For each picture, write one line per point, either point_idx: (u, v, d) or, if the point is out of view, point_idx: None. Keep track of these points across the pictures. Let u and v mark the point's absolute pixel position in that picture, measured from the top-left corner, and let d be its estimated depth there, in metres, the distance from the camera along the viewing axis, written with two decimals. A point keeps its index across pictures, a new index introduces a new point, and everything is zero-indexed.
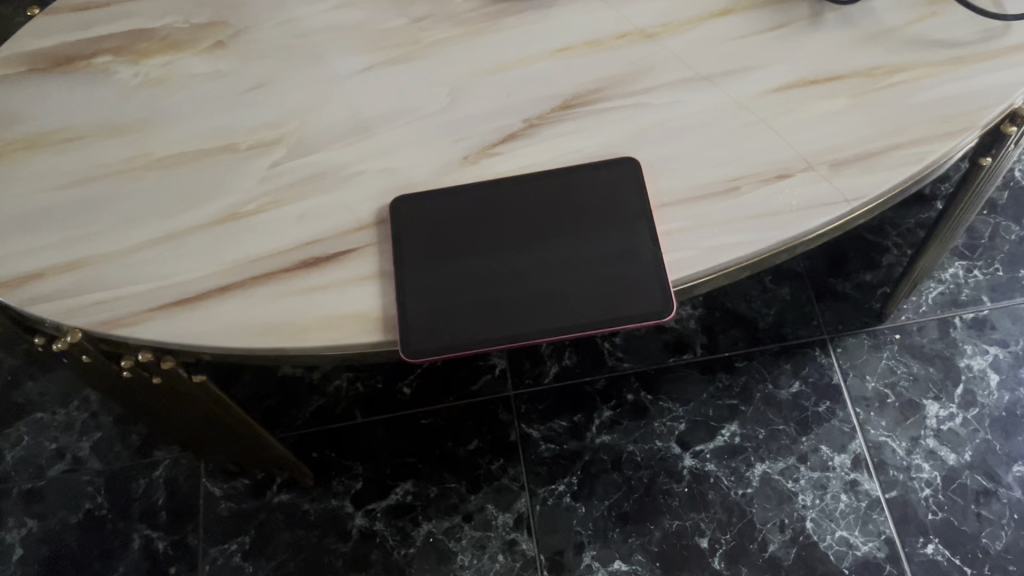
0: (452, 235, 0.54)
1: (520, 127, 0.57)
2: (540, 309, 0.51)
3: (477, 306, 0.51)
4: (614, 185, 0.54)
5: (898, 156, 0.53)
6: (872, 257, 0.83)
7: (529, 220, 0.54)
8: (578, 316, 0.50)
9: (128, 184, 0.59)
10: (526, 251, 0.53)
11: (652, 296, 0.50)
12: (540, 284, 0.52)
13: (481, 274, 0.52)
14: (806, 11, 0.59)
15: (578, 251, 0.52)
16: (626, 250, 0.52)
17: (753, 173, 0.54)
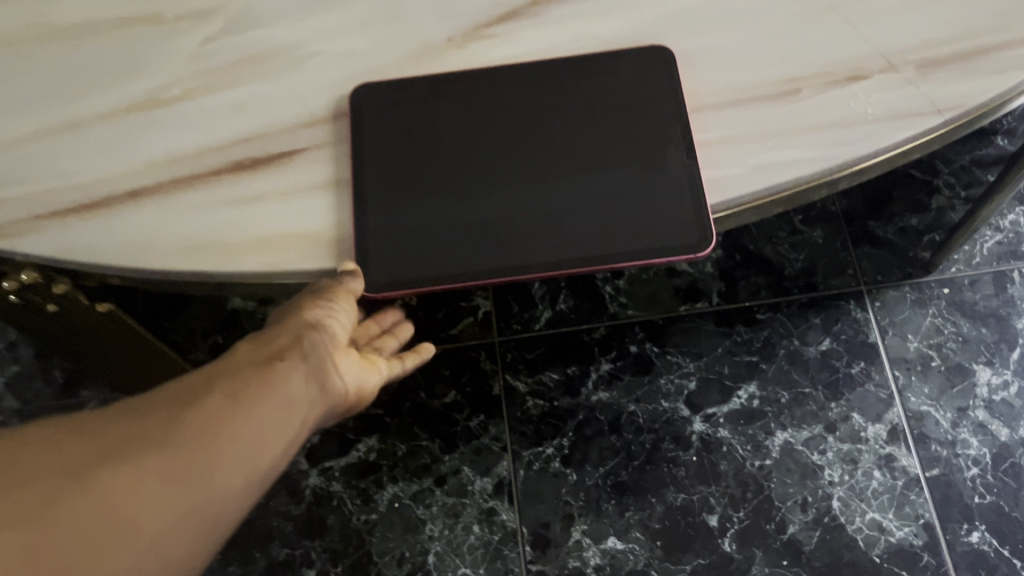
0: (428, 138, 0.42)
1: (521, 5, 0.45)
2: (539, 235, 0.39)
3: (457, 227, 0.40)
4: (639, 80, 0.42)
5: (1007, 57, 0.41)
6: (919, 199, 0.74)
7: (529, 120, 0.42)
8: (586, 245, 0.39)
9: (17, 58, 0.46)
10: (524, 160, 0.41)
11: (684, 222, 0.39)
12: (540, 202, 0.40)
13: (465, 188, 0.40)
14: None
15: (590, 162, 0.41)
16: (653, 162, 0.40)
17: (817, 72, 0.42)
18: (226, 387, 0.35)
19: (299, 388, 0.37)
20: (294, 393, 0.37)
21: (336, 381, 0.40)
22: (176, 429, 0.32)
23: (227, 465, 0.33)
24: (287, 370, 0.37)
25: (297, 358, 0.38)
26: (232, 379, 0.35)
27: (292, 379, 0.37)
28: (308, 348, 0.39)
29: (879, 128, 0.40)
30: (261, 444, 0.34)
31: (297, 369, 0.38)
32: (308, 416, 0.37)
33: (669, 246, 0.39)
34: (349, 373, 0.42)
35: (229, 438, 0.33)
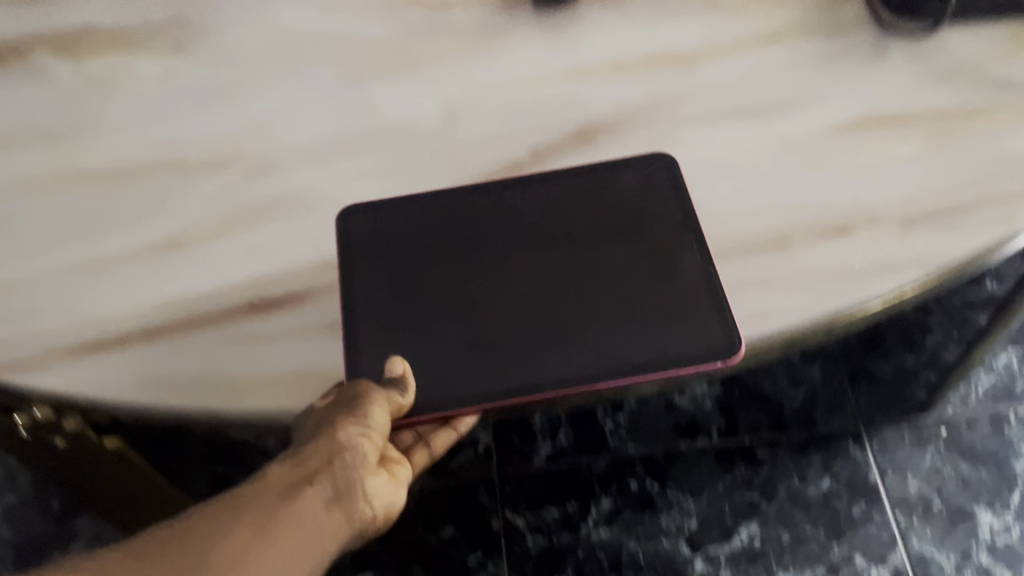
0: (412, 242, 0.45)
1: (525, 157, 0.48)
2: (545, 345, 0.41)
3: (482, 339, 0.41)
4: (654, 190, 0.45)
5: (985, 215, 0.43)
6: (913, 338, 0.76)
7: (549, 228, 0.45)
8: (613, 355, 0.40)
9: (47, 200, 0.49)
10: (544, 267, 0.43)
11: (707, 332, 0.41)
12: (547, 314, 0.42)
13: (453, 292, 0.43)
14: (869, 40, 0.50)
15: (598, 275, 0.43)
16: (672, 274, 0.42)
17: (804, 225, 0.44)
18: (249, 520, 0.37)
19: (323, 516, 0.39)
20: (318, 524, 0.39)
21: (364, 508, 0.41)
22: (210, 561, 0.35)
23: None
24: (313, 496, 0.39)
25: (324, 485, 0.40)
26: (259, 510, 0.37)
27: (315, 514, 0.39)
28: (338, 470, 0.40)
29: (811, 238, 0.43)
30: (282, 570, 0.37)
31: (322, 497, 0.39)
32: (330, 539, 0.39)
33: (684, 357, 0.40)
34: (377, 495, 0.43)
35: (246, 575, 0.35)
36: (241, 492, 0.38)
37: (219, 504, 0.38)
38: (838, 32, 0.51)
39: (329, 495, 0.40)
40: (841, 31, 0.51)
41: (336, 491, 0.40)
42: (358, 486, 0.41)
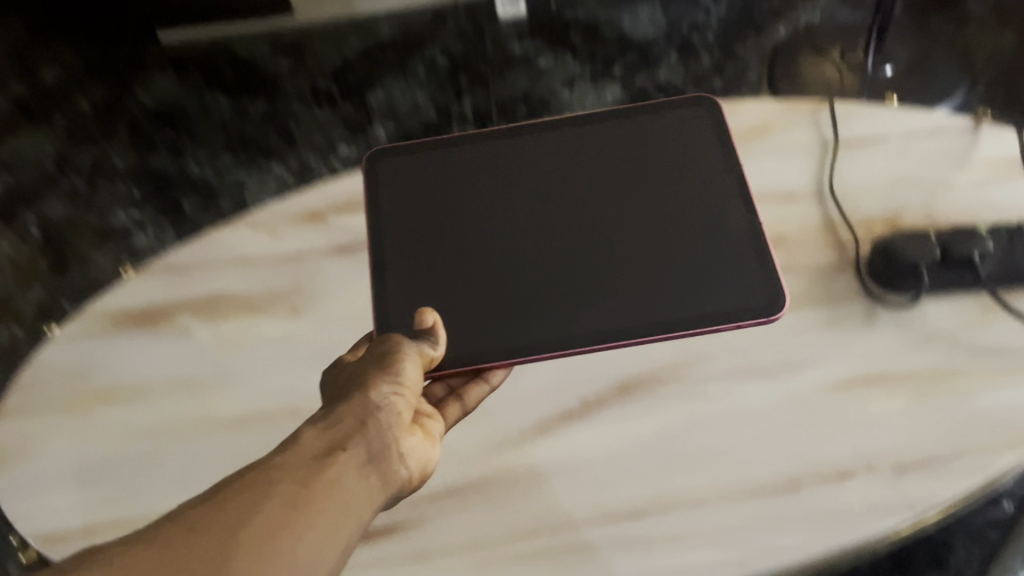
0: (529, 177, 0.64)
1: (576, 407, 0.59)
2: (573, 291, 0.58)
3: (582, 256, 0.60)
4: (694, 126, 0.65)
5: (962, 463, 0.54)
6: (939, 555, 0.81)
7: (626, 173, 0.63)
8: (683, 296, 0.57)
9: (189, 443, 0.61)
10: (624, 204, 0.62)
11: (755, 292, 0.57)
12: (612, 240, 0.60)
13: (478, 233, 0.62)
14: (859, 309, 0.61)
15: (619, 202, 0.62)
16: (689, 222, 0.60)
17: (810, 471, 0.54)
18: (284, 491, 0.41)
19: (359, 473, 0.45)
20: (352, 492, 0.44)
21: (399, 466, 0.48)
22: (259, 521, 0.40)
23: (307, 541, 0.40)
24: (347, 460, 0.45)
25: (358, 449, 0.46)
26: (294, 480, 0.42)
27: (350, 475, 0.44)
28: (370, 431, 0.47)
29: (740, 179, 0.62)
30: (337, 521, 0.42)
31: (356, 460, 0.45)
32: (370, 500, 0.45)
33: (708, 315, 0.56)
34: (412, 457, 0.50)
35: (283, 546, 0.39)
36: (274, 462, 0.44)
37: (245, 482, 0.42)
38: (834, 300, 0.62)
39: (364, 456, 0.46)
40: (835, 300, 0.62)
41: (370, 450, 0.47)
42: (391, 446, 0.48)
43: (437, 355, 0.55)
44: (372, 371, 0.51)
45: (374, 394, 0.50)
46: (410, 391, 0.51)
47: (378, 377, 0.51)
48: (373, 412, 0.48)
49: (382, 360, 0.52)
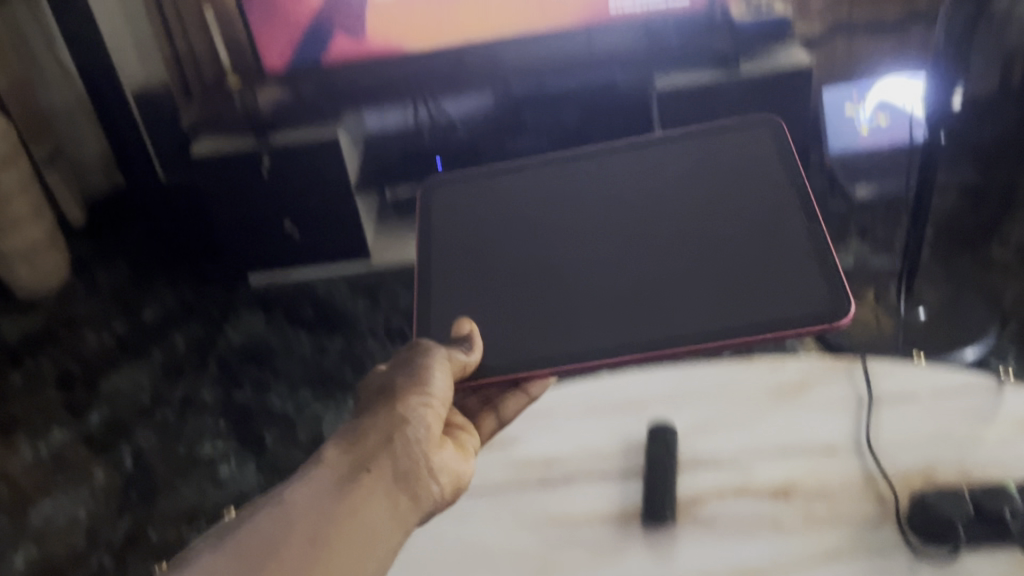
0: (629, 187, 0.88)
1: None
2: (636, 278, 0.80)
3: (689, 257, 0.80)
4: (758, 144, 0.87)
5: None
6: None
7: (712, 185, 0.85)
8: (766, 260, 0.77)
9: None
10: (717, 217, 0.82)
11: (820, 297, 0.74)
12: (709, 241, 0.81)
13: (556, 254, 0.85)
14: (904, 563, 0.66)
15: (680, 212, 0.84)
16: (729, 224, 0.81)
17: None
18: (317, 525, 0.63)
19: (392, 489, 0.66)
20: (373, 511, 0.65)
21: (428, 485, 0.69)
22: (307, 532, 0.62)
23: (338, 544, 0.62)
24: (372, 486, 0.66)
25: (385, 468, 0.67)
26: (326, 502, 0.64)
27: (376, 496, 0.65)
28: (396, 451, 0.68)
29: (767, 192, 0.83)
30: (365, 529, 0.64)
31: (386, 477, 0.67)
32: (394, 518, 0.66)
33: (746, 301, 0.75)
34: (443, 475, 0.71)
35: (324, 545, 0.62)
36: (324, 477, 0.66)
37: (284, 507, 0.64)
38: (880, 555, 0.67)
39: (390, 482, 0.67)
40: (881, 555, 0.67)
41: (397, 468, 0.68)
42: (421, 462, 0.69)
43: (470, 359, 0.75)
44: (412, 384, 0.72)
45: (404, 411, 0.70)
46: (438, 402, 0.72)
47: (410, 395, 0.71)
48: (403, 432, 0.69)
49: (416, 379, 0.72)
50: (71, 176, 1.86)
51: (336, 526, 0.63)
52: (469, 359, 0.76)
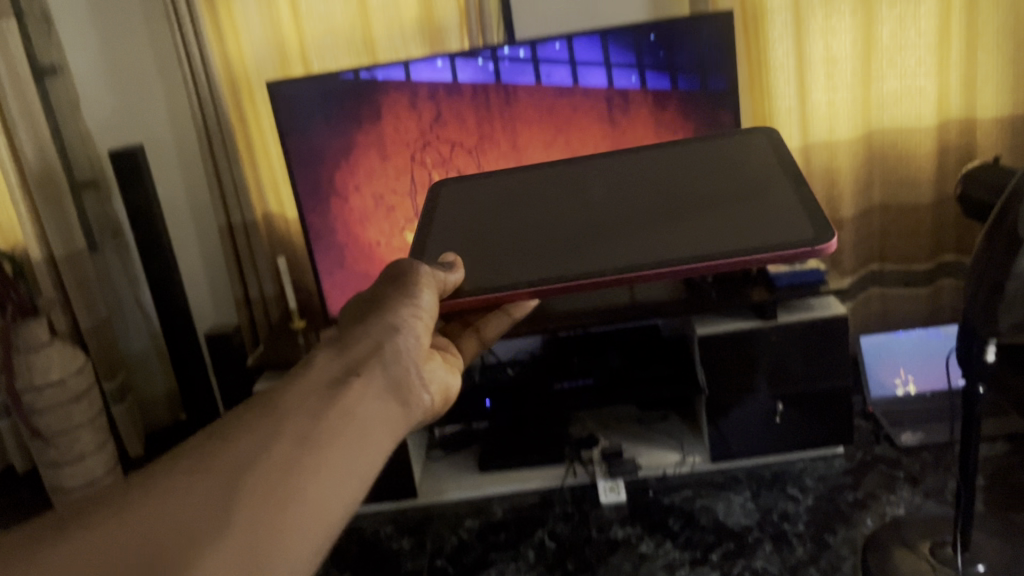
0: (626, 175, 0.84)
1: None
2: (643, 228, 0.75)
3: (670, 199, 0.79)
4: (754, 146, 0.84)
5: None
6: None
7: (707, 162, 0.83)
8: (753, 201, 0.76)
9: None
10: (707, 172, 0.81)
11: (805, 228, 0.70)
12: (693, 184, 0.80)
13: (559, 227, 0.78)
14: None
15: (684, 201, 0.78)
16: (712, 209, 0.76)
17: None
18: (298, 429, 0.56)
19: (378, 407, 0.62)
20: (369, 410, 0.61)
21: (421, 391, 0.67)
22: (275, 458, 0.53)
23: (326, 475, 0.54)
24: (365, 388, 0.62)
25: (376, 373, 0.64)
26: (308, 412, 0.58)
27: (371, 391, 0.62)
28: (385, 361, 0.66)
29: (755, 200, 0.76)
30: (343, 476, 0.55)
31: (311, 429, 0.56)
32: (391, 425, 0.62)
33: (734, 198, 0.77)
34: (432, 385, 0.69)
35: (304, 480, 0.53)
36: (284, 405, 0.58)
37: (268, 409, 0.57)
38: None
39: (383, 382, 0.64)
40: None
41: (387, 374, 0.65)
42: (411, 364, 0.67)
43: (453, 278, 0.73)
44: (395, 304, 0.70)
45: (389, 333, 0.68)
46: (425, 315, 0.70)
47: (397, 305, 0.70)
48: (386, 351, 0.67)
49: (399, 287, 0.71)
50: (135, 412, 1.95)
51: (309, 440, 0.55)
52: (452, 279, 0.73)
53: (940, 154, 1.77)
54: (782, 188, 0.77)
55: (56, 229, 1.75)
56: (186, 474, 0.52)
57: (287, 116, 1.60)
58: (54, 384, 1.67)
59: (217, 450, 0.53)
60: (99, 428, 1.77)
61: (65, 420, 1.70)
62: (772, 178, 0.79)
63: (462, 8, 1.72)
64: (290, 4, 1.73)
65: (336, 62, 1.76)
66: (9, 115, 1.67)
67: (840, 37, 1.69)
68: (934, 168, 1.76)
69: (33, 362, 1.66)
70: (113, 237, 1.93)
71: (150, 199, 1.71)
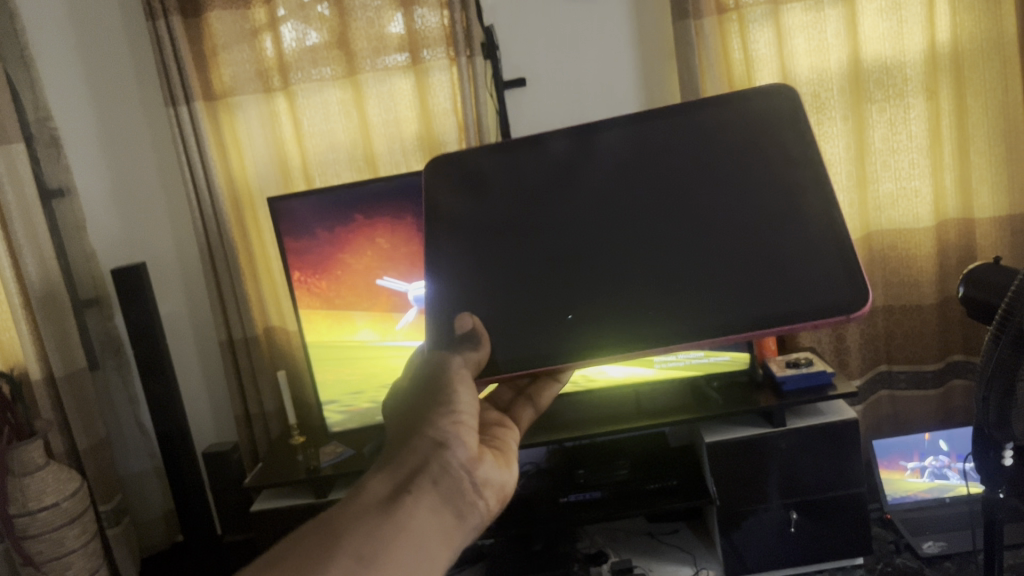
0: (620, 153, 0.59)
1: None
2: (651, 279, 0.57)
3: (678, 228, 0.57)
4: (770, 114, 0.58)
5: None
6: None
7: (711, 161, 0.58)
8: (773, 241, 0.57)
9: None
10: (716, 181, 0.58)
11: (834, 289, 0.55)
12: (701, 211, 0.57)
13: (533, 282, 0.59)
14: None
15: (695, 225, 0.57)
16: (728, 250, 0.57)
17: None
18: (356, 542, 0.47)
19: (433, 501, 0.52)
20: (423, 520, 0.51)
21: (472, 497, 0.55)
22: (351, 533, 0.48)
23: (399, 552, 0.48)
24: (417, 498, 0.52)
25: (430, 480, 0.54)
26: (362, 524, 0.49)
27: (425, 508, 0.51)
28: (435, 472, 0.54)
29: (773, 233, 0.57)
30: (421, 552, 0.49)
31: (380, 512, 0.50)
32: (442, 534, 0.51)
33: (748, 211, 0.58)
34: (485, 489, 0.56)
35: (385, 555, 0.47)
36: (358, 490, 0.52)
37: (346, 500, 0.51)
38: None
39: (436, 495, 0.53)
40: None
41: (440, 484, 0.54)
42: (463, 475, 0.55)
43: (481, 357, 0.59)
44: (434, 413, 0.58)
45: (435, 442, 0.56)
46: (466, 417, 0.59)
47: (433, 420, 0.58)
48: (432, 462, 0.55)
49: (435, 394, 0.59)
50: (131, 534, 1.90)
51: (381, 525, 0.49)
52: (476, 358, 0.59)
53: (939, 255, 1.77)
54: (803, 202, 0.57)
55: (57, 349, 1.75)
56: (281, 554, 0.46)
57: (290, 229, 1.62)
58: (48, 508, 1.63)
59: (309, 525, 0.49)
60: (93, 554, 1.71)
61: (57, 546, 1.65)
62: (811, 174, 0.57)
63: (460, 123, 1.75)
64: (294, 124, 1.78)
65: (337, 177, 1.79)
66: (15, 238, 1.69)
67: (833, 142, 1.70)
68: (935, 268, 1.76)
69: (26, 485, 1.62)
70: (113, 357, 1.92)
71: (151, 317, 1.71)
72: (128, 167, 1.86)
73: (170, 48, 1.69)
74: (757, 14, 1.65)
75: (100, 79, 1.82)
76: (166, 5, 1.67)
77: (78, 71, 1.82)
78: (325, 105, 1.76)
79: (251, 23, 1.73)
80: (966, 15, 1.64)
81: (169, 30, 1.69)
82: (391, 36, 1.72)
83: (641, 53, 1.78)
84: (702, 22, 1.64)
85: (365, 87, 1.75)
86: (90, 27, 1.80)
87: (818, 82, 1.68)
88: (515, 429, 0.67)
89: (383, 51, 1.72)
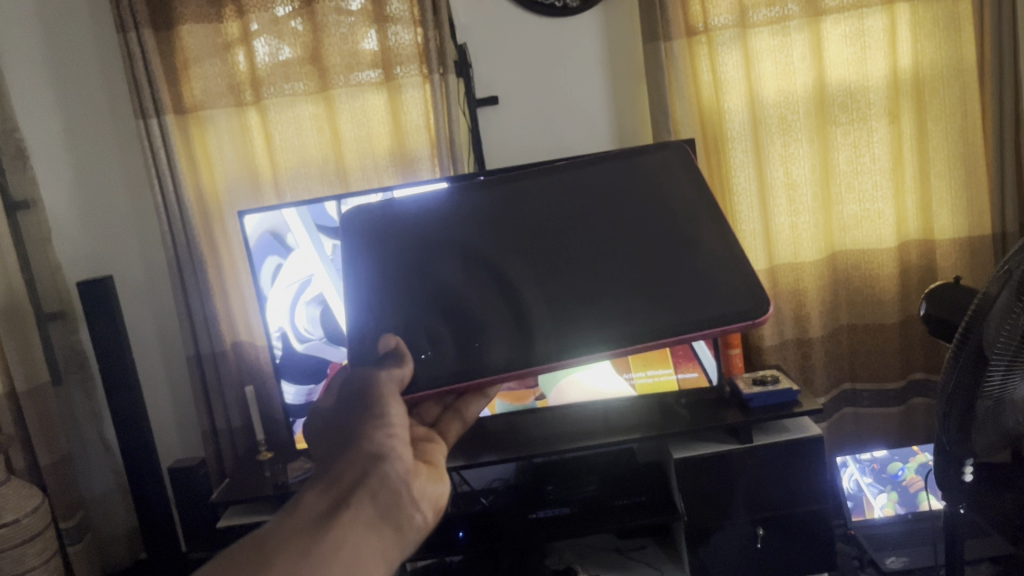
0: (552, 194, 0.68)
1: None
2: (554, 295, 0.64)
3: (573, 249, 0.65)
4: (667, 166, 0.68)
5: None
6: None
7: (614, 194, 0.67)
8: (690, 252, 0.65)
9: None
10: (615, 207, 0.67)
11: (734, 292, 0.63)
12: (609, 234, 0.65)
13: (455, 320, 0.66)
14: None
15: (601, 239, 0.65)
16: (625, 249, 0.65)
17: None
18: (295, 550, 0.53)
19: (365, 527, 0.57)
20: (356, 543, 0.55)
21: (414, 511, 0.60)
22: (274, 561, 0.52)
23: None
24: (355, 515, 0.57)
25: (365, 502, 0.58)
26: (292, 551, 0.53)
27: (362, 523, 0.57)
28: (374, 489, 0.59)
29: (668, 240, 0.65)
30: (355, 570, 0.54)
31: (307, 539, 0.54)
32: (380, 550, 0.57)
33: (646, 326, 0.62)
34: (424, 501, 0.62)
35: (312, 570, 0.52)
36: (296, 503, 0.57)
37: (259, 543, 0.53)
38: None
39: (373, 513, 0.58)
40: None
41: (376, 503, 0.59)
42: (402, 488, 0.61)
43: (405, 371, 0.64)
44: (366, 419, 0.62)
45: (371, 455, 0.61)
46: (402, 427, 0.63)
47: (369, 429, 0.62)
48: (369, 475, 0.60)
49: (369, 405, 0.63)
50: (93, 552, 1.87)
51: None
52: (401, 375, 0.64)
53: (901, 274, 1.81)
54: (691, 210, 0.66)
55: (20, 366, 1.72)
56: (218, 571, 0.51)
57: None
58: (8, 525, 1.59)
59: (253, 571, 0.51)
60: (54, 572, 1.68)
61: (17, 564, 1.62)
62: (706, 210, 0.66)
63: (433, 139, 1.76)
64: (265, 138, 1.78)
65: (309, 192, 1.78)
66: None
67: (799, 163, 1.74)
68: (897, 287, 1.79)
69: None
70: (78, 371, 1.89)
71: (118, 330, 1.68)
72: (97, 180, 1.85)
73: (141, 60, 1.68)
74: (725, 37, 1.68)
75: (70, 93, 1.81)
76: (138, 17, 1.66)
77: (47, 86, 1.81)
78: (297, 119, 1.76)
79: (224, 37, 1.73)
80: (927, 41, 1.69)
81: (139, 43, 1.68)
82: (364, 53, 1.73)
83: (612, 74, 1.81)
84: (672, 44, 1.67)
85: (338, 102, 1.75)
86: (61, 41, 1.79)
87: (785, 104, 1.72)
88: (443, 442, 0.71)
89: (356, 68, 1.73)
